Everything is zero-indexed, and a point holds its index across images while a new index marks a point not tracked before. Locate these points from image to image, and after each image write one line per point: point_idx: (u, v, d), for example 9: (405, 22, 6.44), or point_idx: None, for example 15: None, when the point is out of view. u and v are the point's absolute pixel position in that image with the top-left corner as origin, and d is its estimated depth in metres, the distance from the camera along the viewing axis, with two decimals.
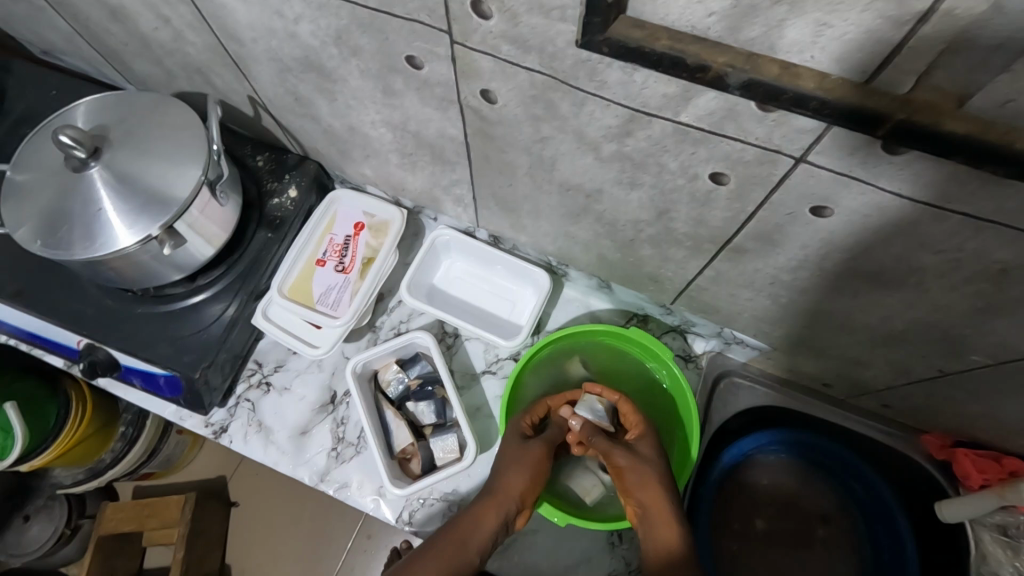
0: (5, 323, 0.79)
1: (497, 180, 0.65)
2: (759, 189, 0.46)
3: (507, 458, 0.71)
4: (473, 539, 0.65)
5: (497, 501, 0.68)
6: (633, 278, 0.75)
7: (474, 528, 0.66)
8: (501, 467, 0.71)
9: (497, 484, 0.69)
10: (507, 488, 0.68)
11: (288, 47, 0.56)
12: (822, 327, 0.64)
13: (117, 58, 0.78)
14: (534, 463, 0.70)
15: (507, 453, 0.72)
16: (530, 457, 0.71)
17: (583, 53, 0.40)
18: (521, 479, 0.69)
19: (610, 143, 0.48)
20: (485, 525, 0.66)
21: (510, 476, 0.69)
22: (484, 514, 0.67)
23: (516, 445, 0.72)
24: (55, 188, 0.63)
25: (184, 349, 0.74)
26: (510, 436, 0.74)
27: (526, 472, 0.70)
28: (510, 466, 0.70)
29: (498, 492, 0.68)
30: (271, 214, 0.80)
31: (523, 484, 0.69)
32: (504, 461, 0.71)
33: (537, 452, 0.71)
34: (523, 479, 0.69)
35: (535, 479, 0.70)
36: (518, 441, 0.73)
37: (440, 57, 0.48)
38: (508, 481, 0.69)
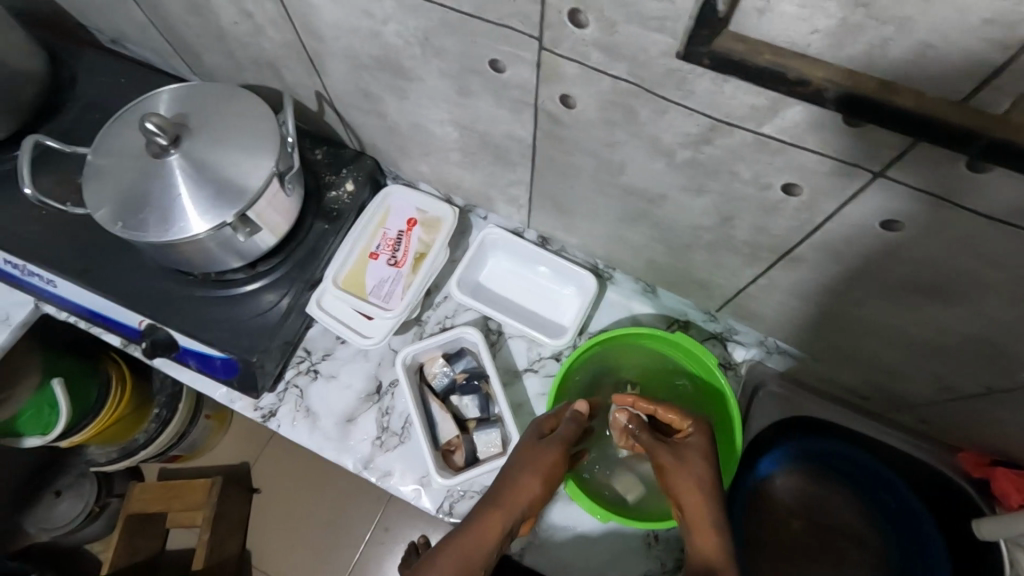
0: (69, 301, 0.81)
1: (557, 182, 0.67)
2: (828, 200, 0.47)
3: (525, 460, 0.66)
4: (482, 550, 0.57)
5: (506, 508, 0.62)
6: (681, 283, 0.76)
7: (481, 539, 0.57)
8: (516, 468, 0.66)
9: (512, 489, 0.64)
10: (516, 492, 0.63)
11: (370, 45, 0.58)
12: (870, 339, 0.65)
13: (189, 49, 0.81)
14: (552, 467, 0.66)
15: (528, 455, 0.67)
16: (548, 459, 0.67)
17: (674, 63, 0.41)
18: (531, 485, 0.64)
19: (685, 150, 0.50)
20: (489, 541, 0.58)
21: (521, 480, 0.64)
22: (491, 523, 0.59)
23: (534, 445, 0.68)
24: (135, 173, 0.66)
25: (243, 333, 0.76)
26: (523, 444, 0.69)
27: (539, 477, 0.65)
28: (530, 470, 0.65)
29: (507, 501, 0.62)
30: (329, 207, 0.83)
31: (535, 491, 0.64)
32: (519, 461, 0.67)
33: (556, 456, 0.67)
34: (536, 483, 0.65)
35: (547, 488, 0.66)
36: (536, 441, 0.69)
37: (524, 61, 0.50)
38: (521, 484, 0.64)
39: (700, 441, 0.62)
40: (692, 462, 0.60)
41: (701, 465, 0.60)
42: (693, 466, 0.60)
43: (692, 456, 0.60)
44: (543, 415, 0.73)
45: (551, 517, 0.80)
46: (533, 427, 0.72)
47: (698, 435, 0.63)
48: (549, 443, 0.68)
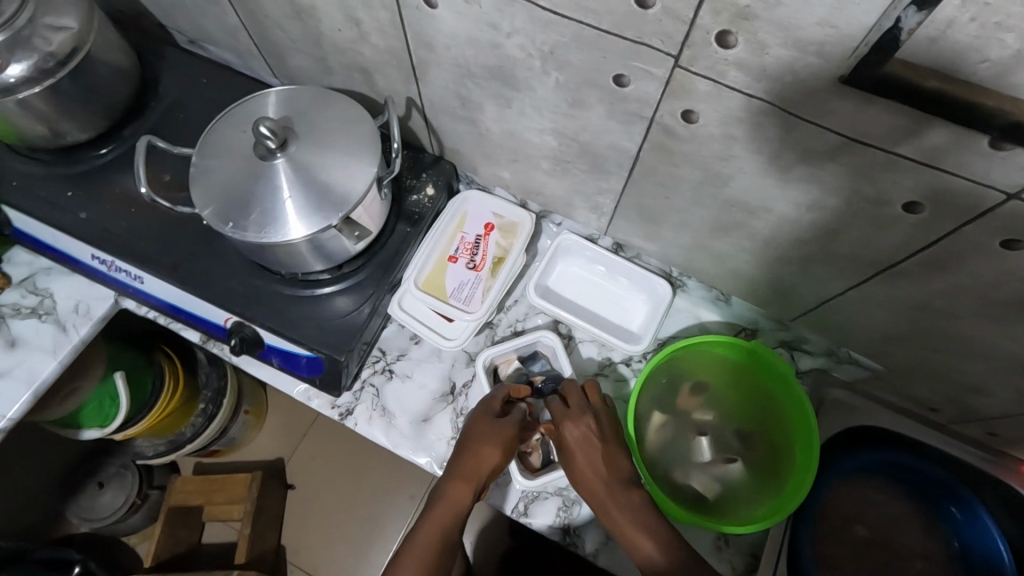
0: (153, 296, 0.83)
1: (652, 192, 0.68)
2: (951, 219, 0.49)
3: (474, 436, 0.73)
4: (454, 511, 0.71)
5: (466, 478, 0.72)
6: (760, 293, 0.78)
7: (453, 500, 0.71)
8: (470, 441, 0.73)
9: (468, 461, 0.72)
10: (471, 465, 0.72)
11: (486, 56, 0.60)
12: (957, 353, 0.67)
13: (279, 53, 0.83)
14: (501, 438, 0.73)
15: (470, 433, 0.74)
16: (491, 437, 0.73)
17: (821, 85, 0.43)
18: (485, 458, 0.72)
19: (807, 166, 0.52)
20: (458, 503, 0.71)
21: (475, 454, 0.72)
22: (456, 491, 0.71)
23: (485, 424, 0.74)
24: (243, 174, 0.67)
25: (330, 332, 0.78)
26: (477, 417, 0.76)
27: (491, 450, 0.72)
28: (476, 442, 0.73)
29: (466, 473, 0.72)
30: (410, 210, 0.84)
31: (491, 463, 0.72)
32: (474, 438, 0.73)
33: (506, 432, 0.74)
34: (493, 456, 0.72)
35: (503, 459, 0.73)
36: (490, 419, 0.75)
37: (653, 77, 0.51)
38: (477, 456, 0.72)
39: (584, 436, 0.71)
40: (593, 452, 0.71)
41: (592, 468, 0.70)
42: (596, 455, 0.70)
43: (574, 449, 0.71)
44: (489, 396, 0.78)
45: None
46: (479, 406, 0.77)
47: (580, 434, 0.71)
48: (503, 423, 0.74)
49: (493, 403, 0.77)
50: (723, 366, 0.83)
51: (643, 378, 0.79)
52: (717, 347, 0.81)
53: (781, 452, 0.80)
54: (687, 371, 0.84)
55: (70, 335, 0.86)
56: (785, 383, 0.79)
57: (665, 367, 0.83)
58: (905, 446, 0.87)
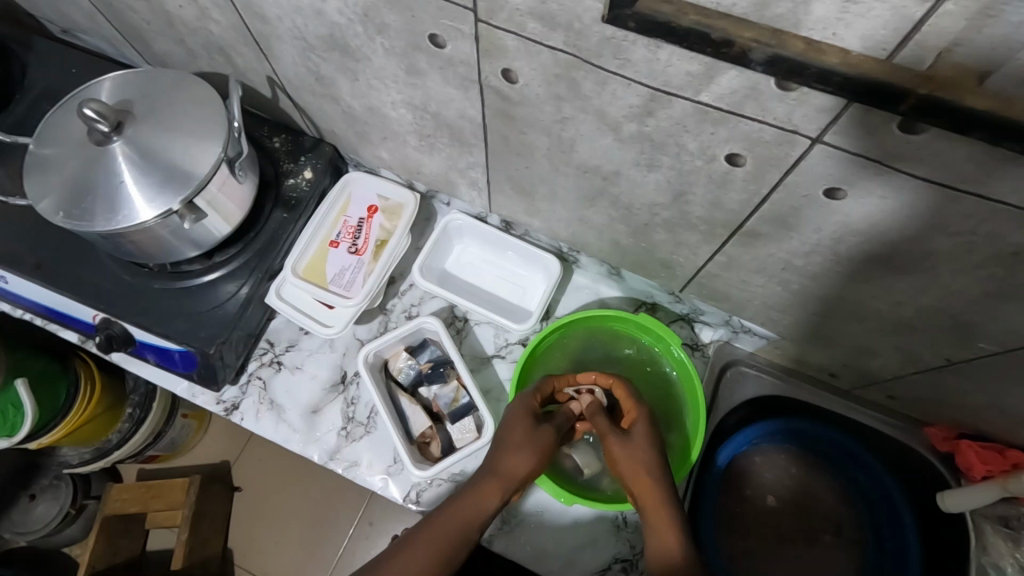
0: (22, 297, 0.80)
1: (513, 162, 0.66)
2: (775, 171, 0.47)
3: (517, 435, 0.68)
4: (480, 511, 0.63)
5: (501, 483, 0.65)
6: (644, 264, 0.76)
7: (481, 504, 0.63)
8: (509, 442, 0.68)
9: (505, 463, 0.66)
10: (512, 465, 0.66)
11: (314, 24, 0.57)
12: (831, 315, 0.65)
13: (140, 36, 0.80)
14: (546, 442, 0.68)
15: (507, 433, 0.69)
16: (541, 439, 0.69)
17: (609, 30, 0.41)
18: (528, 458, 0.67)
19: (632, 123, 0.49)
20: (487, 503, 0.64)
21: (516, 452, 0.67)
22: (489, 491, 0.65)
23: (530, 424, 0.69)
24: (78, 162, 0.64)
25: (200, 325, 0.75)
26: (517, 414, 0.70)
27: (534, 453, 0.67)
28: (513, 446, 0.67)
29: (502, 468, 0.66)
30: (287, 195, 0.81)
31: (531, 466, 0.67)
32: (514, 436, 0.68)
33: (548, 437, 0.69)
34: (532, 460, 0.67)
35: (538, 466, 0.68)
36: (531, 420, 0.70)
37: (464, 35, 0.49)
38: (514, 461, 0.66)
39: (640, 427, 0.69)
40: (639, 445, 0.67)
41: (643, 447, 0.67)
42: (637, 459, 0.65)
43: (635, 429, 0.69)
44: (534, 389, 0.73)
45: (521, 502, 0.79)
46: (518, 401, 0.72)
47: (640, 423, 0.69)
48: (545, 429, 0.69)
49: (534, 397, 0.72)
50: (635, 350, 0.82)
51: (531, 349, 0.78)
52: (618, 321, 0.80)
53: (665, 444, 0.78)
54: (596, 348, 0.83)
55: None
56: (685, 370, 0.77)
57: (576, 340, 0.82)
58: (804, 413, 0.87)
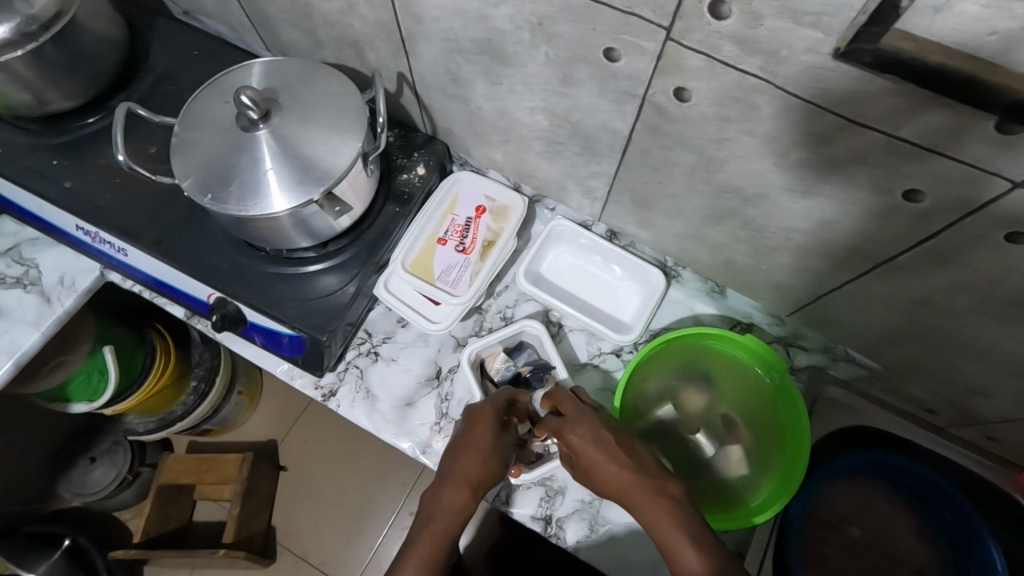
0: (137, 270, 0.82)
1: (645, 176, 0.66)
2: (952, 210, 0.47)
3: (474, 439, 0.71)
4: (456, 516, 0.65)
5: (468, 485, 0.67)
6: (754, 285, 0.76)
7: (459, 505, 0.66)
8: (466, 447, 0.70)
9: (468, 467, 0.68)
10: (469, 468, 0.68)
11: (474, 28, 0.58)
12: (955, 354, 0.64)
13: (270, 24, 0.81)
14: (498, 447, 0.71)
15: (469, 437, 0.71)
16: (495, 444, 0.71)
17: (817, 60, 0.41)
18: (489, 463, 0.69)
19: (803, 150, 0.49)
20: (459, 505, 0.66)
21: (474, 457, 0.69)
22: (460, 495, 0.66)
23: (490, 431, 0.72)
24: (225, 146, 0.66)
25: (313, 312, 0.77)
26: (480, 419, 0.72)
27: (495, 458, 0.70)
28: (474, 449, 0.70)
29: (467, 473, 0.68)
30: (399, 189, 0.82)
31: (496, 471, 0.69)
32: (464, 440, 0.71)
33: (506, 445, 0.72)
34: (495, 465, 0.70)
35: (500, 466, 0.70)
36: (494, 423, 0.72)
37: (643, 51, 0.49)
38: (471, 464, 0.68)
39: (579, 429, 0.66)
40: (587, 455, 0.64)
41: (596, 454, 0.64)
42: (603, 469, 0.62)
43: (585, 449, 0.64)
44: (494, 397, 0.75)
45: (610, 512, 0.79)
46: (482, 405, 0.74)
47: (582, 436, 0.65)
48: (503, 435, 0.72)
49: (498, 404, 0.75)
50: (735, 371, 0.81)
51: (638, 359, 0.78)
52: (719, 340, 0.81)
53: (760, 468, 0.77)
54: (694, 365, 0.82)
55: (54, 307, 0.85)
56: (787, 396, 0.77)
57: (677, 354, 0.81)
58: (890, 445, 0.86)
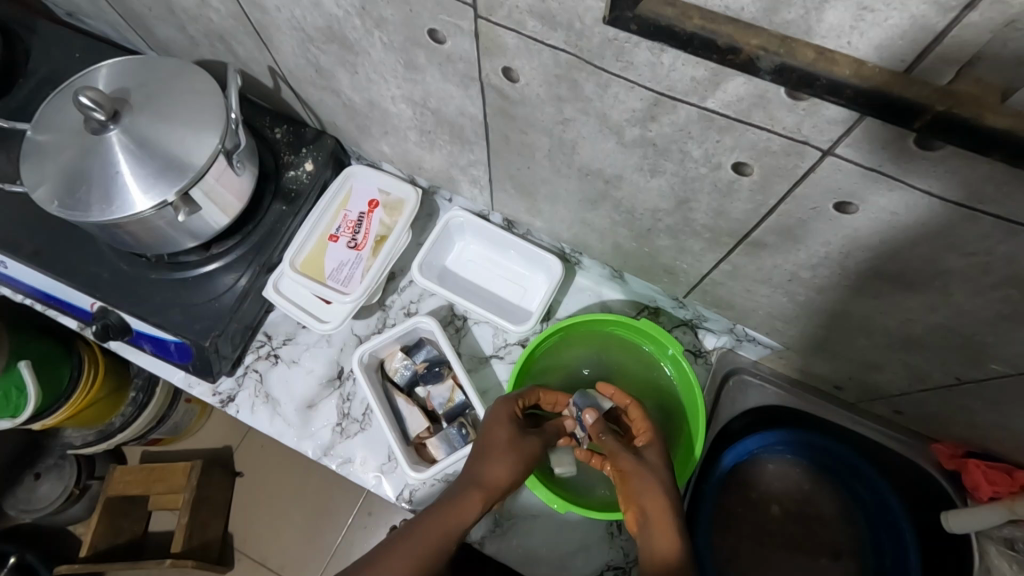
0: (21, 283, 0.80)
1: (515, 162, 0.64)
2: (782, 182, 0.45)
3: (500, 443, 0.66)
4: (463, 523, 0.60)
5: (485, 492, 0.63)
6: (647, 269, 0.74)
7: (467, 515, 0.60)
8: (490, 450, 0.66)
9: (485, 471, 0.64)
10: (494, 476, 0.64)
11: (312, 16, 0.56)
12: (838, 328, 0.63)
13: (143, 23, 0.79)
14: (529, 455, 0.67)
15: (487, 440, 0.67)
16: (526, 451, 0.67)
17: (610, 32, 0.39)
18: (511, 471, 0.65)
19: (634, 128, 0.48)
20: (470, 515, 0.61)
21: (502, 462, 0.65)
22: (473, 500, 0.62)
23: (517, 436, 0.68)
24: (75, 149, 0.63)
25: (195, 317, 0.74)
26: (499, 420, 0.69)
27: (517, 465, 0.66)
28: (499, 454, 0.65)
29: (486, 480, 0.64)
30: (287, 187, 0.80)
31: (514, 482, 0.65)
32: (492, 446, 0.66)
33: (534, 449, 0.68)
34: (514, 474, 0.65)
35: (518, 473, 0.66)
36: (513, 426, 0.68)
37: (463, 31, 0.47)
38: (491, 468, 0.64)
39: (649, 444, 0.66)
40: (649, 466, 0.63)
41: (657, 468, 0.62)
42: (647, 472, 0.62)
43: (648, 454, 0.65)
44: (517, 395, 0.72)
45: (518, 502, 0.78)
46: (501, 404, 0.70)
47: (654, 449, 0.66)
48: (529, 440, 0.68)
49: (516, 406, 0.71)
50: (639, 355, 0.80)
51: (530, 349, 0.76)
52: (622, 326, 0.78)
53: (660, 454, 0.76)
54: (606, 351, 0.82)
55: None
56: (686, 379, 0.75)
57: (586, 343, 0.81)
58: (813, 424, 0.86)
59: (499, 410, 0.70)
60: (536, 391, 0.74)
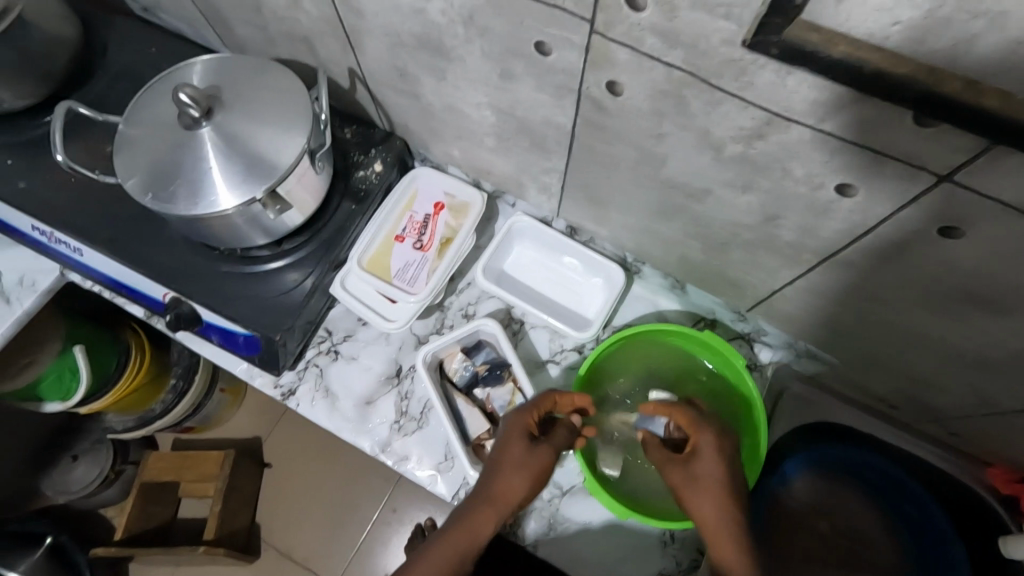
0: (94, 270, 0.82)
1: (594, 172, 0.65)
2: (885, 204, 0.46)
3: (512, 459, 0.69)
4: (476, 539, 0.66)
5: (495, 507, 0.67)
6: (712, 282, 0.75)
7: (478, 533, 0.66)
8: (502, 465, 0.69)
9: (496, 487, 0.68)
10: (505, 492, 0.68)
11: (410, 22, 0.57)
12: (910, 350, 0.63)
13: (223, 21, 0.81)
14: (541, 466, 0.69)
15: (500, 454, 0.70)
16: (538, 463, 0.69)
17: (736, 52, 0.40)
18: (522, 485, 0.68)
19: (736, 145, 0.48)
20: (482, 533, 0.66)
21: (511, 478, 0.68)
22: (483, 517, 0.67)
23: (528, 447, 0.70)
24: (168, 144, 0.65)
25: (265, 311, 0.76)
26: (512, 434, 0.71)
27: (529, 478, 0.68)
28: (509, 469, 0.68)
29: (496, 496, 0.68)
30: (356, 186, 0.81)
31: (526, 492, 0.68)
32: (506, 461, 0.69)
33: (546, 459, 0.70)
34: (527, 485, 0.68)
35: (532, 486, 0.69)
36: (526, 441, 0.70)
37: (572, 44, 0.48)
38: (501, 484, 0.68)
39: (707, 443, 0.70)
40: (706, 473, 0.68)
41: (713, 472, 0.68)
42: (705, 479, 0.67)
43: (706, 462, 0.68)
44: (531, 405, 0.72)
45: (569, 508, 0.79)
46: (514, 418, 0.72)
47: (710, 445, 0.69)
48: (541, 449, 0.70)
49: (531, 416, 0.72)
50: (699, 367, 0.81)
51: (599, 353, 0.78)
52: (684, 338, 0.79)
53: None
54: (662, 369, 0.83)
55: (14, 308, 0.85)
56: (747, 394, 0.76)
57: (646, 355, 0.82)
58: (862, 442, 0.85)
59: (513, 422, 0.72)
60: (552, 397, 0.73)
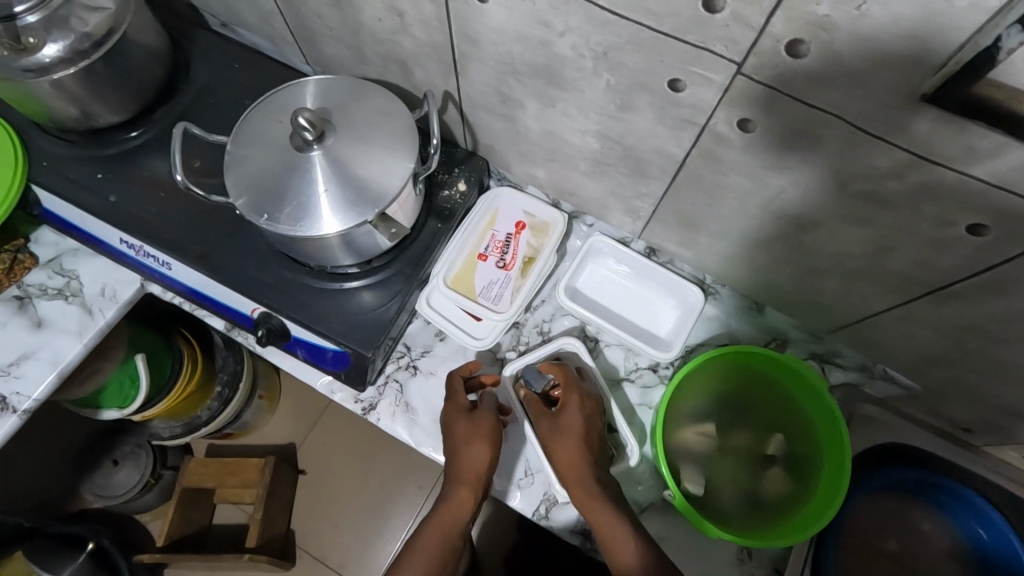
0: (178, 282, 0.83)
1: (694, 199, 0.67)
2: (1015, 245, 0.47)
3: (460, 435, 0.74)
4: (456, 519, 0.72)
5: (469, 485, 0.72)
6: (795, 305, 0.77)
7: (458, 513, 0.72)
8: (457, 444, 0.74)
9: (460, 466, 0.73)
10: (469, 467, 0.73)
11: (532, 53, 0.58)
12: (1002, 379, 0.65)
13: (313, 40, 0.82)
14: (489, 430, 0.74)
15: (454, 434, 0.75)
16: (483, 428, 0.74)
17: (895, 99, 0.42)
18: (482, 455, 0.73)
19: (866, 183, 0.50)
20: (460, 512, 0.72)
21: (472, 455, 0.73)
22: (460, 498, 0.72)
23: (471, 419, 0.75)
24: (280, 165, 0.66)
25: (354, 327, 0.77)
26: (453, 412, 0.76)
27: (486, 447, 0.73)
28: (463, 445, 0.73)
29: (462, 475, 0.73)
30: (441, 206, 0.83)
31: (488, 458, 0.73)
32: (459, 440, 0.74)
33: (490, 425, 0.75)
34: (485, 451, 0.73)
35: (492, 455, 0.74)
36: (465, 414, 0.76)
37: (710, 83, 0.50)
38: (464, 461, 0.73)
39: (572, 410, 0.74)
40: (568, 434, 0.73)
41: (573, 435, 0.73)
42: (564, 440, 0.73)
43: (570, 429, 0.73)
44: (450, 390, 0.78)
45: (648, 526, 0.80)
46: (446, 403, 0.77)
47: (574, 410, 0.74)
48: (481, 415, 0.75)
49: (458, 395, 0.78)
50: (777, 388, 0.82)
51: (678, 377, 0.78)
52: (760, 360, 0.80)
53: (799, 482, 0.79)
54: (741, 388, 0.84)
55: (96, 318, 0.85)
56: (828, 415, 0.77)
57: (728, 375, 0.83)
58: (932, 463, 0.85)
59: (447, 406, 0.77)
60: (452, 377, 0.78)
